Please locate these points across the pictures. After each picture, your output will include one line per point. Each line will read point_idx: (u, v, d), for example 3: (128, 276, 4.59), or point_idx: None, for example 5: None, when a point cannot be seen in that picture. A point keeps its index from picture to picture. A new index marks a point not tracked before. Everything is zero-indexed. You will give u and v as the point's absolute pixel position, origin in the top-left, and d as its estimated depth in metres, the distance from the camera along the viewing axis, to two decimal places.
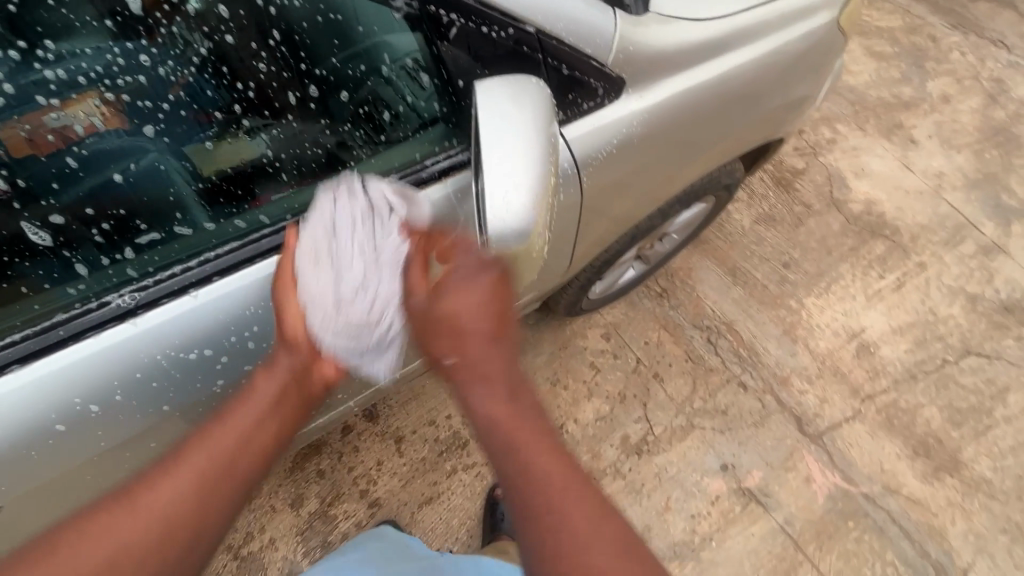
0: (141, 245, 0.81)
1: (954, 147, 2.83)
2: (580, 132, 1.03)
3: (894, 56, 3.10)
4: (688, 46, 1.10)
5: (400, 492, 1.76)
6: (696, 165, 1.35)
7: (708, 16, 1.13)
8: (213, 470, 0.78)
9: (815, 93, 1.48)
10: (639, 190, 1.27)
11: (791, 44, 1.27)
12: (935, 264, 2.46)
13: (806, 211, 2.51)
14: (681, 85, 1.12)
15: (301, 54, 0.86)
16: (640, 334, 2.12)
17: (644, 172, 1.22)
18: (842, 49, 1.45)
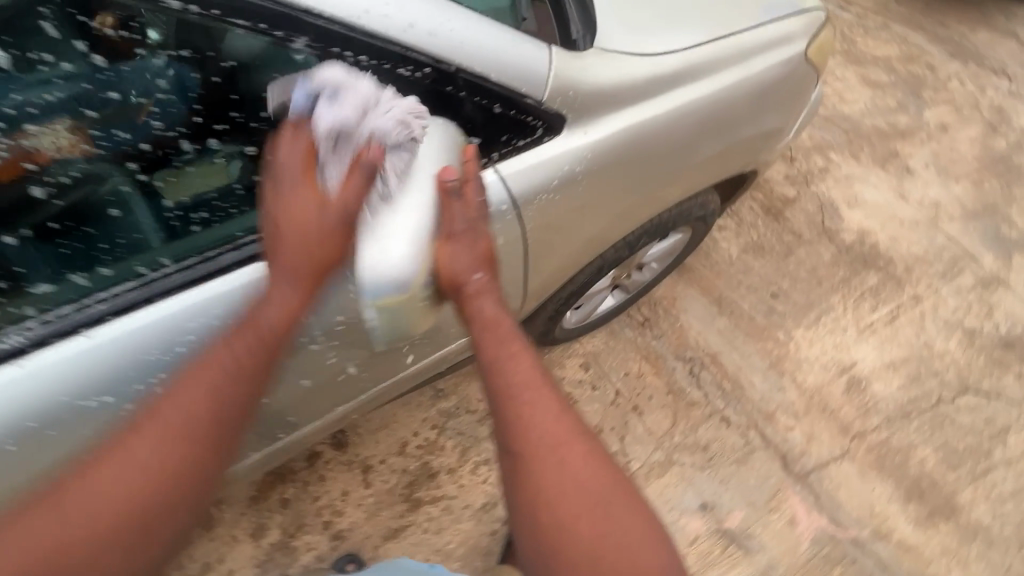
0: (38, 294, 0.85)
1: (951, 177, 2.77)
2: (519, 169, 1.02)
3: (890, 84, 3.08)
4: (637, 80, 1.08)
5: (365, 524, 1.72)
6: (658, 198, 1.32)
7: (659, 49, 1.12)
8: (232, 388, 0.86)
9: (786, 125, 1.44)
10: (597, 224, 1.24)
11: (755, 76, 1.24)
12: (931, 296, 2.39)
13: (796, 241, 2.46)
14: (633, 118, 1.10)
15: (200, 105, 0.88)
16: (619, 365, 2.07)
17: (601, 206, 1.19)
18: (814, 82, 1.42)
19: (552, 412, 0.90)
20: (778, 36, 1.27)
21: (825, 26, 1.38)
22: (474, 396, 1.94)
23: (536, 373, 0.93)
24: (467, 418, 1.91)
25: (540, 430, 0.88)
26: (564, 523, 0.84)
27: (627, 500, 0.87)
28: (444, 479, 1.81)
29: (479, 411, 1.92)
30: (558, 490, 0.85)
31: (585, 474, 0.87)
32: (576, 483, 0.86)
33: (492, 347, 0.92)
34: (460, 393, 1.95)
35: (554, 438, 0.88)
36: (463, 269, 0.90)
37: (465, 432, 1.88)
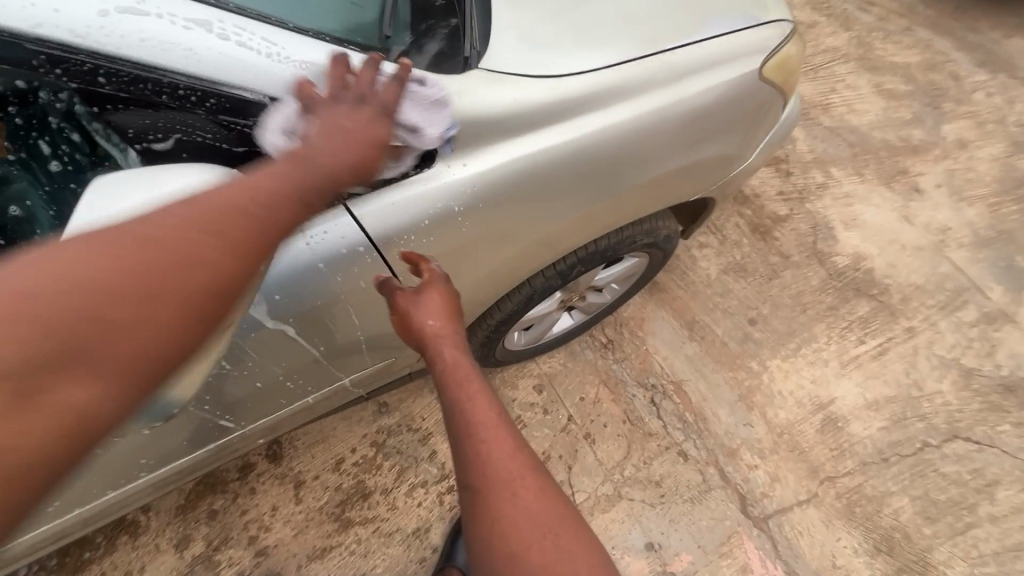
0: None
1: (965, 199, 2.55)
2: (379, 206, 0.93)
3: (907, 94, 2.84)
4: (530, 108, 0.97)
5: (291, 542, 1.67)
6: (576, 230, 1.21)
7: (560, 72, 1.00)
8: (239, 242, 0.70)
9: (736, 151, 1.30)
10: (500, 259, 1.14)
11: (686, 100, 1.11)
12: (927, 331, 2.20)
13: (783, 263, 2.29)
14: (525, 150, 0.99)
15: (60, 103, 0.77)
16: (576, 389, 1.96)
17: (499, 242, 1.09)
18: (772, 104, 1.27)
19: (506, 446, 0.86)
20: (718, 54, 1.13)
21: (784, 41, 1.23)
22: (418, 414, 1.87)
23: (491, 411, 0.89)
24: (408, 437, 1.83)
25: (494, 463, 0.84)
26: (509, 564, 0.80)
27: (577, 537, 0.83)
28: (377, 500, 1.74)
29: (422, 429, 1.84)
30: (508, 526, 0.81)
31: (536, 507, 0.83)
32: (528, 517, 0.82)
33: (452, 384, 0.91)
34: (403, 409, 1.87)
35: (509, 470, 0.84)
36: (423, 317, 0.94)
37: (405, 452, 1.81)
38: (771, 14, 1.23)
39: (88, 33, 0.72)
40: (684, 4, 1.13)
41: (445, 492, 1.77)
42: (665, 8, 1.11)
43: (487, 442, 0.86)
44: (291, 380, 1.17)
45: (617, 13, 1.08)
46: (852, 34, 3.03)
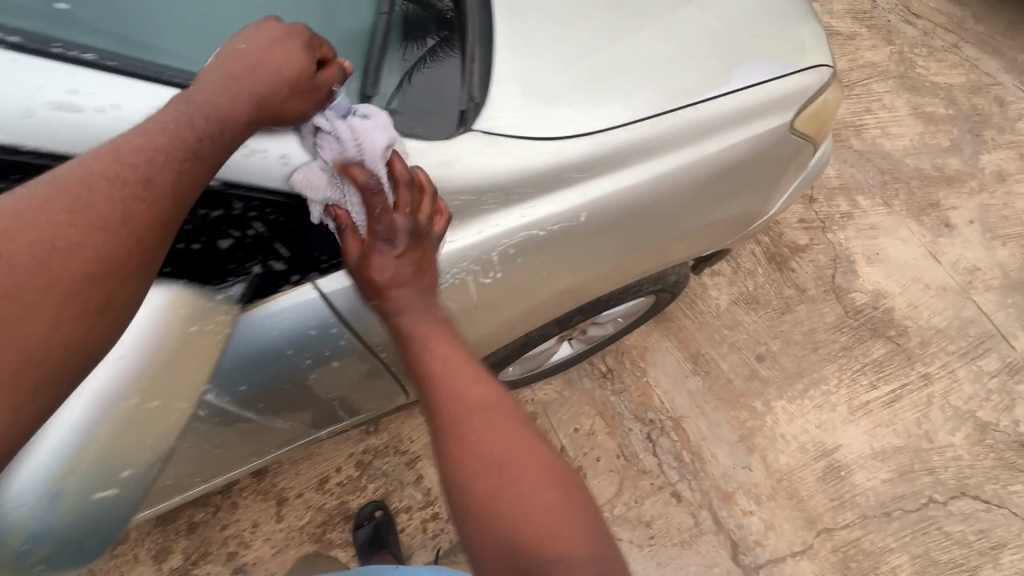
0: None
1: (998, 238, 2.41)
2: (345, 284, 0.96)
3: (946, 119, 2.67)
4: (533, 174, 0.92)
5: (270, 561, 1.65)
6: (584, 289, 1.17)
7: (563, 131, 0.94)
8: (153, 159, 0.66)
9: (760, 207, 1.23)
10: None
11: (707, 161, 1.04)
12: (944, 378, 2.10)
13: (797, 296, 2.19)
14: (518, 220, 0.95)
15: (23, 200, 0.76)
16: (570, 419, 1.91)
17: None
18: (803, 157, 1.18)
19: (465, 377, 0.85)
20: (749, 108, 1.04)
21: (825, 92, 1.12)
22: (406, 437, 1.82)
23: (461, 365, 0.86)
24: (394, 459, 1.79)
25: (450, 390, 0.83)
26: (475, 497, 0.75)
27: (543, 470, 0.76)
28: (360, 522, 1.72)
29: (409, 452, 1.80)
30: (467, 452, 0.78)
31: (483, 444, 0.78)
32: (478, 450, 0.77)
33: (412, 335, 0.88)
34: (393, 428, 1.83)
35: (476, 398, 0.82)
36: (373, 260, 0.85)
37: (391, 474, 1.77)
38: (810, 58, 1.10)
39: (34, 134, 0.73)
40: (710, 48, 1.03)
41: (428, 519, 1.74)
42: (689, 51, 1.01)
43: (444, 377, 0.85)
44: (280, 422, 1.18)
45: (633, 58, 0.99)
46: (894, 49, 2.85)
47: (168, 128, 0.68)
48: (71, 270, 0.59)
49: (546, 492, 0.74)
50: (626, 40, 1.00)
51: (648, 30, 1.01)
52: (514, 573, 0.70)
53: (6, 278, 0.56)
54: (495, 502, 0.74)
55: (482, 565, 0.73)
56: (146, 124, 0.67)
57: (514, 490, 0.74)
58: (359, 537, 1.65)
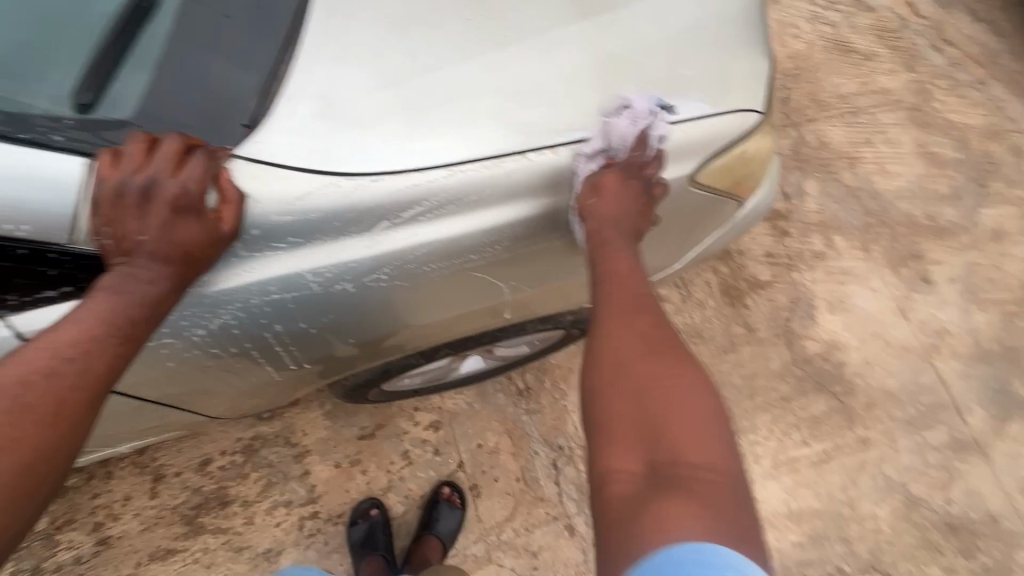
0: None
1: (978, 301, 2.23)
2: None
3: (951, 163, 2.45)
4: (365, 208, 0.93)
5: (136, 537, 1.60)
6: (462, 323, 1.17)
7: (420, 160, 0.94)
8: (89, 355, 0.84)
9: (658, 258, 1.20)
10: (339, 340, 1.09)
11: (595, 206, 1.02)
12: (881, 445, 1.98)
13: (744, 336, 2.05)
14: (358, 249, 0.95)
15: None
16: (475, 434, 1.80)
17: (336, 328, 1.05)
18: (707, 212, 1.14)
19: (632, 301, 0.98)
20: (637, 158, 1.02)
21: (729, 148, 1.08)
22: (300, 428, 1.74)
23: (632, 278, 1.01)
24: (284, 451, 1.72)
25: (623, 297, 0.97)
26: (623, 389, 0.87)
27: (696, 396, 0.86)
28: (234, 510, 1.65)
29: (300, 445, 1.73)
30: (623, 357, 0.91)
31: (643, 345, 0.92)
32: (630, 349, 0.92)
33: (600, 244, 1.02)
34: (288, 417, 1.75)
35: (640, 317, 0.95)
36: (595, 198, 1.02)
37: (277, 465, 1.70)
38: (729, 101, 1.07)
39: None
40: (608, 81, 1.02)
41: (307, 517, 1.68)
42: (570, 87, 1.00)
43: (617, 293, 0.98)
44: (118, 416, 1.15)
45: (519, 83, 0.99)
46: (913, 77, 2.59)
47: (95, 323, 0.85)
48: (10, 468, 0.75)
49: (700, 411, 0.85)
50: (516, 63, 1.00)
51: (533, 55, 1.01)
52: (649, 478, 0.79)
53: None
54: (650, 410, 0.84)
55: (613, 465, 0.83)
56: (80, 321, 0.84)
57: (677, 403, 0.85)
58: (354, 535, 1.64)
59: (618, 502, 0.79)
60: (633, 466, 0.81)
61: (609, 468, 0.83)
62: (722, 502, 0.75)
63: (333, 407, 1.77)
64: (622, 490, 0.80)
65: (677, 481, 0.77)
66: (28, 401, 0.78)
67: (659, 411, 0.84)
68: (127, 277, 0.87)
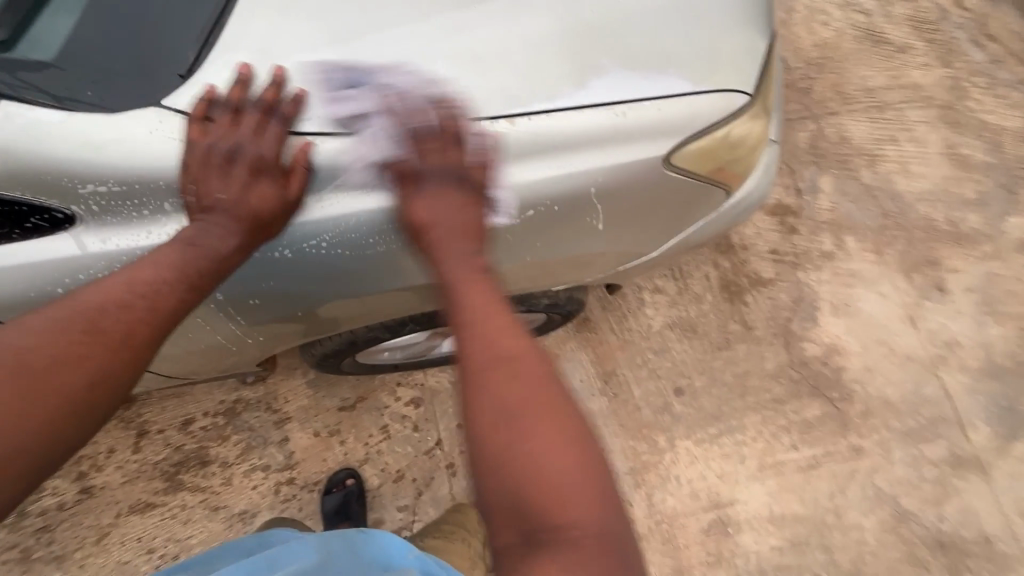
0: None
1: (995, 314, 2.12)
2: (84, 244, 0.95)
3: (981, 167, 2.31)
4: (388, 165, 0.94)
5: (118, 489, 1.64)
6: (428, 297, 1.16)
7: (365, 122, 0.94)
8: (155, 292, 0.88)
9: (634, 248, 1.16)
10: (312, 303, 1.10)
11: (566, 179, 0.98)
12: (874, 455, 1.92)
13: (740, 334, 1.99)
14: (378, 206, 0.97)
15: None
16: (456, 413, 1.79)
17: (321, 289, 1.07)
18: (686, 197, 1.08)
19: (495, 335, 0.86)
20: (620, 132, 0.99)
21: (716, 133, 1.04)
22: (282, 395, 1.75)
23: (490, 304, 0.89)
24: (264, 416, 1.73)
25: (485, 337, 0.85)
26: (497, 448, 0.79)
27: (571, 439, 0.79)
28: (214, 470, 1.68)
29: (281, 412, 1.74)
30: (487, 412, 0.81)
31: (509, 387, 0.81)
32: (496, 405, 0.81)
33: (453, 285, 0.91)
34: (272, 384, 1.76)
35: (507, 351, 0.84)
36: (424, 216, 0.93)
37: (257, 430, 1.72)
38: (710, 81, 1.01)
39: None
40: (574, 49, 0.98)
41: (283, 483, 1.70)
42: (535, 58, 0.98)
43: (479, 326, 0.87)
44: None
45: (480, 53, 0.97)
46: (948, 72, 2.44)
47: (172, 267, 0.90)
48: (74, 380, 0.80)
49: (576, 455, 0.78)
50: (478, 32, 0.98)
51: (498, 25, 0.99)
52: (527, 549, 0.75)
53: (22, 383, 0.77)
54: (521, 476, 0.77)
55: (496, 538, 0.79)
56: (158, 261, 0.89)
57: (550, 452, 0.77)
58: (327, 504, 1.65)
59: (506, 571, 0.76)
60: (512, 540, 0.77)
61: (501, 546, 0.78)
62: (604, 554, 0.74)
63: (316, 376, 1.78)
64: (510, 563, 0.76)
65: (558, 545, 0.74)
66: (101, 321, 0.84)
67: (530, 476, 0.77)
68: (202, 229, 0.91)
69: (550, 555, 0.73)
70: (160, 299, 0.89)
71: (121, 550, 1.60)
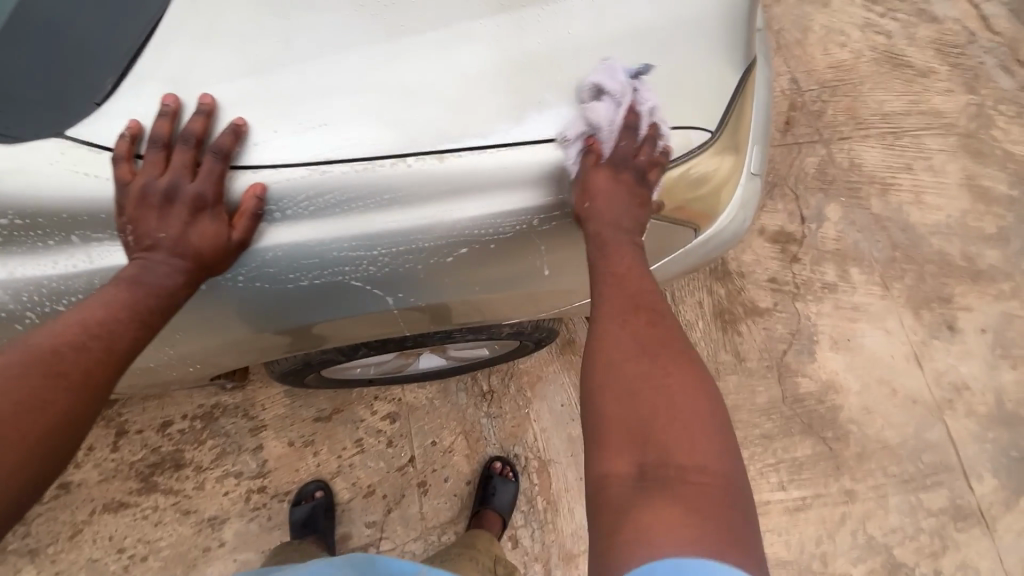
0: None
1: (1008, 357, 2.00)
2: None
3: (1002, 200, 2.19)
4: (343, 186, 0.88)
5: (94, 486, 1.67)
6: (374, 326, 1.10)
7: (289, 156, 0.88)
8: (111, 332, 0.83)
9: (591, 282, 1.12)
10: (246, 331, 1.03)
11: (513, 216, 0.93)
12: (868, 501, 1.82)
13: (731, 365, 1.92)
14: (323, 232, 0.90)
15: None
16: (431, 430, 1.77)
17: (249, 319, 1.01)
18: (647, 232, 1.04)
19: (639, 294, 0.87)
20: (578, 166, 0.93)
21: (681, 161, 0.98)
22: (259, 403, 1.76)
23: (634, 266, 0.91)
24: (241, 423, 1.74)
25: (624, 286, 0.88)
26: (627, 379, 0.78)
27: (695, 395, 0.76)
28: (187, 474, 1.69)
29: (257, 419, 1.74)
30: (616, 348, 0.81)
31: (652, 333, 0.82)
32: (632, 342, 0.82)
33: (602, 239, 0.92)
34: (250, 390, 1.76)
35: (648, 308, 0.85)
36: (589, 186, 0.92)
37: (232, 436, 1.73)
38: (672, 115, 0.97)
39: None
40: (518, 84, 0.92)
41: (254, 490, 1.70)
42: (490, 89, 0.92)
43: (621, 281, 0.89)
44: None
45: (429, 81, 0.91)
46: (972, 99, 2.32)
47: (121, 305, 0.84)
48: (35, 427, 0.73)
49: (705, 413, 0.75)
50: (430, 58, 0.92)
51: (451, 52, 0.93)
52: (641, 482, 0.70)
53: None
54: (644, 408, 0.75)
55: (605, 464, 0.74)
56: (102, 298, 0.84)
57: (682, 404, 0.75)
58: (295, 516, 1.64)
59: (613, 498, 0.70)
60: (624, 469, 0.72)
61: (607, 473, 0.73)
62: (712, 509, 0.67)
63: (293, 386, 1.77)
64: (614, 488, 0.71)
65: (671, 486, 0.68)
66: (60, 364, 0.78)
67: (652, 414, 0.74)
68: (145, 268, 0.87)
69: (662, 492, 0.68)
70: (111, 340, 0.83)
71: (92, 548, 1.63)
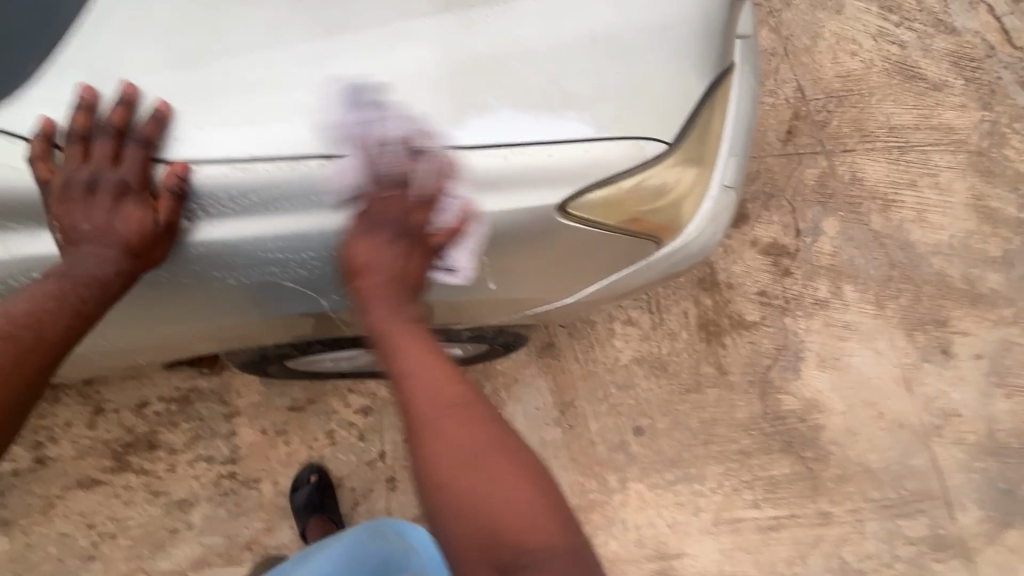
0: None
1: (1004, 386, 1.93)
2: None
3: (1009, 223, 2.11)
4: (264, 184, 0.88)
5: (69, 462, 1.69)
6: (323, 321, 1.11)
7: (218, 150, 0.88)
8: (43, 321, 0.89)
9: (549, 291, 1.11)
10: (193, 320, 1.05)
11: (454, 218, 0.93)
12: (844, 525, 1.78)
13: (712, 378, 1.88)
14: (252, 228, 0.91)
15: None
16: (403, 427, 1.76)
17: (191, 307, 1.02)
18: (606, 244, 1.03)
19: (443, 389, 0.93)
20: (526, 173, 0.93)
21: (637, 171, 0.97)
22: (234, 389, 1.76)
23: (434, 363, 0.95)
24: (216, 408, 1.75)
25: (419, 397, 0.92)
26: (451, 493, 0.86)
27: (509, 475, 0.88)
28: (160, 456, 1.71)
29: (233, 406, 1.75)
30: (436, 466, 0.88)
31: (451, 448, 0.88)
32: (456, 452, 0.88)
33: (392, 343, 0.96)
34: (225, 377, 1.77)
35: (450, 408, 0.91)
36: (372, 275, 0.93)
37: (206, 421, 1.74)
38: (618, 126, 0.95)
39: None
40: (456, 88, 0.92)
41: (224, 476, 1.71)
42: (427, 92, 0.91)
43: (423, 382, 0.93)
44: None
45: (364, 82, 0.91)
46: (986, 116, 2.24)
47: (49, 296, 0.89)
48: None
49: (523, 495, 0.87)
50: (365, 60, 0.92)
51: (388, 54, 0.92)
52: None
53: None
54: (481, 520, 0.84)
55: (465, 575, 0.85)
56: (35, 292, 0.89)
57: (498, 494, 0.86)
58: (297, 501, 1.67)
59: None
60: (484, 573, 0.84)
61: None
62: (566, 572, 0.83)
63: None
64: None
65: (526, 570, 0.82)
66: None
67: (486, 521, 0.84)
68: (79, 257, 0.90)
69: None
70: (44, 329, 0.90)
71: (64, 522, 1.66)
